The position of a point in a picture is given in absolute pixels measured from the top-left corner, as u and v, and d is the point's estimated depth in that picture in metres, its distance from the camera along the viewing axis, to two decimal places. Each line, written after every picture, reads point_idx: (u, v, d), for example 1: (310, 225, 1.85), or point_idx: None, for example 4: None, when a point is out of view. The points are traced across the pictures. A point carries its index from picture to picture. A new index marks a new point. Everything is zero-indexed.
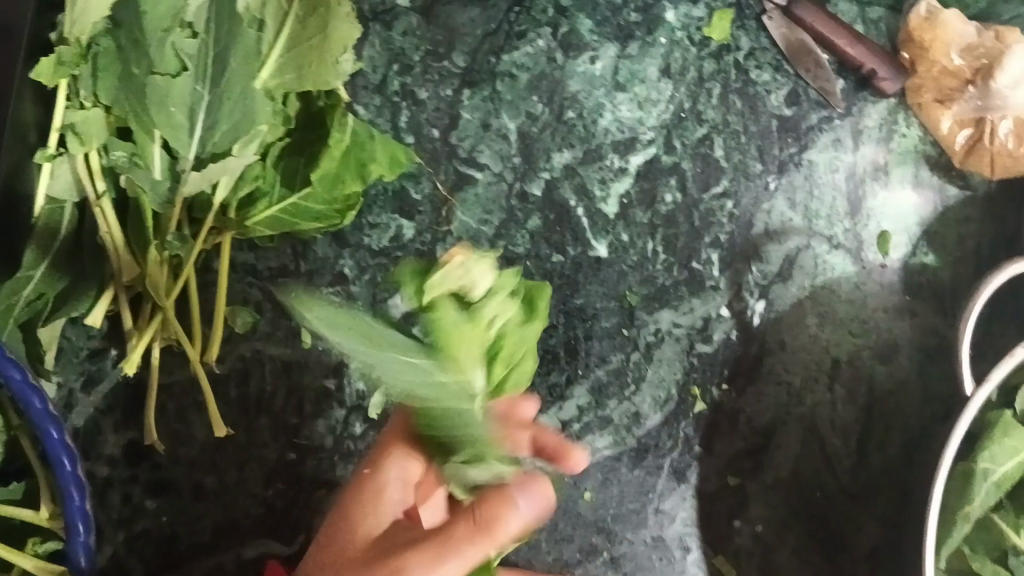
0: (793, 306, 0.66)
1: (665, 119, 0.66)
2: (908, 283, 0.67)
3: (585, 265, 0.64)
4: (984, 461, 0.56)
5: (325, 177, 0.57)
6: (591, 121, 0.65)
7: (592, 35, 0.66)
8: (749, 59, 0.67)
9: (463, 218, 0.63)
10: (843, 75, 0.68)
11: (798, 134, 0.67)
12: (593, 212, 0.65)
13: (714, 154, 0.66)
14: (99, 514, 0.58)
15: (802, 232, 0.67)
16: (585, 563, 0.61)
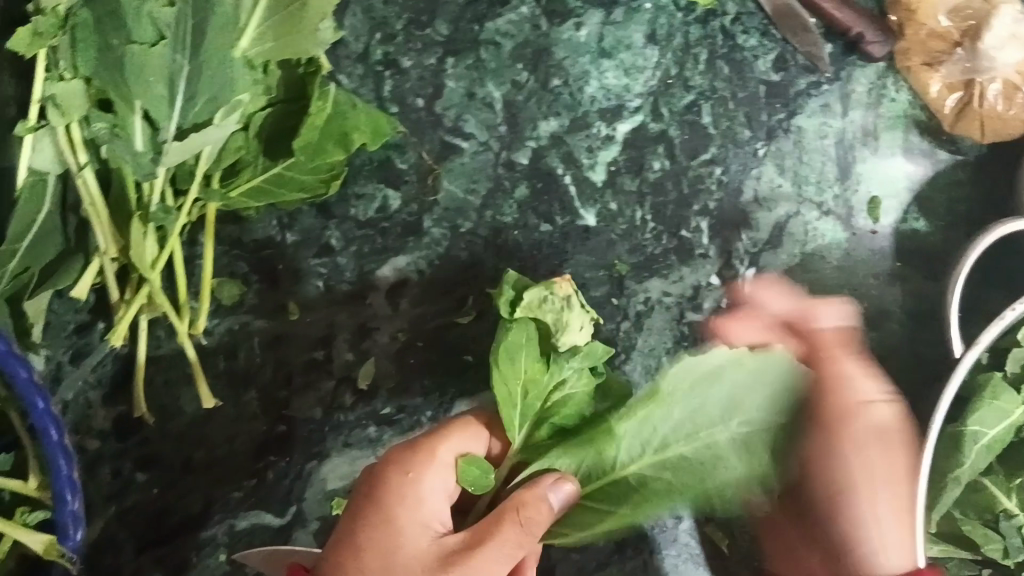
0: (782, 274, 0.65)
1: (651, 86, 0.66)
2: (898, 249, 0.67)
3: (574, 234, 0.63)
4: (974, 424, 0.57)
5: (309, 146, 0.57)
6: (578, 87, 0.65)
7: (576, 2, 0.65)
8: (736, 24, 0.67)
9: (451, 188, 0.63)
10: (831, 39, 0.67)
11: (786, 100, 0.67)
12: (581, 180, 0.64)
13: (702, 120, 0.66)
14: (88, 488, 0.57)
15: (791, 198, 0.66)
16: None
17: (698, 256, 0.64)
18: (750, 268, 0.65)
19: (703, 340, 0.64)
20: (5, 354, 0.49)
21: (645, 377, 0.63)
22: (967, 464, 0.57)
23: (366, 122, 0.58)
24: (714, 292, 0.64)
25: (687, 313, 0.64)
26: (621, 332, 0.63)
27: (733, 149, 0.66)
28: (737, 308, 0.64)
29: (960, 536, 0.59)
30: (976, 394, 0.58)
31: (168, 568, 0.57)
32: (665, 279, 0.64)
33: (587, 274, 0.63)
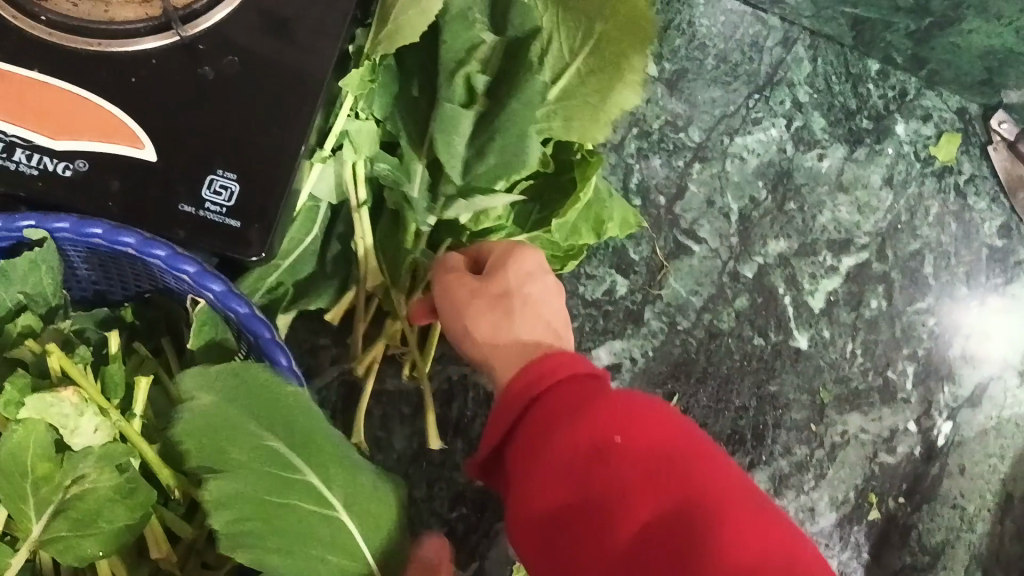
0: (936, 322, 0.67)
1: (693, 144, 0.67)
2: (937, 145, 0.69)
3: (679, 332, 0.64)
4: (869, 66, 0.70)
5: (566, 227, 0.60)
6: (728, 158, 0.67)
7: (668, 63, 0.68)
8: (749, 153, 0.67)
9: (676, 286, 0.65)
10: (671, 69, 0.68)
11: (730, 128, 0.68)
12: (711, 300, 0.65)
13: (726, 170, 0.67)
14: (403, 466, 0.60)
15: (997, 361, 0.67)
16: (988, 265, 0.68)
17: (896, 305, 0.66)
18: (931, 313, 0.67)
19: (845, 329, 0.65)
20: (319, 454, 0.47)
21: (910, 362, 0.66)
22: (893, 126, 0.69)
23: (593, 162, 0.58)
24: (878, 294, 0.66)
25: (860, 307, 0.66)
26: (756, 413, 0.64)
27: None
28: (895, 302, 0.66)
29: None
30: (863, 116, 0.69)
31: (774, 475, 0.63)
32: (833, 319, 0.66)
33: (717, 345, 0.64)
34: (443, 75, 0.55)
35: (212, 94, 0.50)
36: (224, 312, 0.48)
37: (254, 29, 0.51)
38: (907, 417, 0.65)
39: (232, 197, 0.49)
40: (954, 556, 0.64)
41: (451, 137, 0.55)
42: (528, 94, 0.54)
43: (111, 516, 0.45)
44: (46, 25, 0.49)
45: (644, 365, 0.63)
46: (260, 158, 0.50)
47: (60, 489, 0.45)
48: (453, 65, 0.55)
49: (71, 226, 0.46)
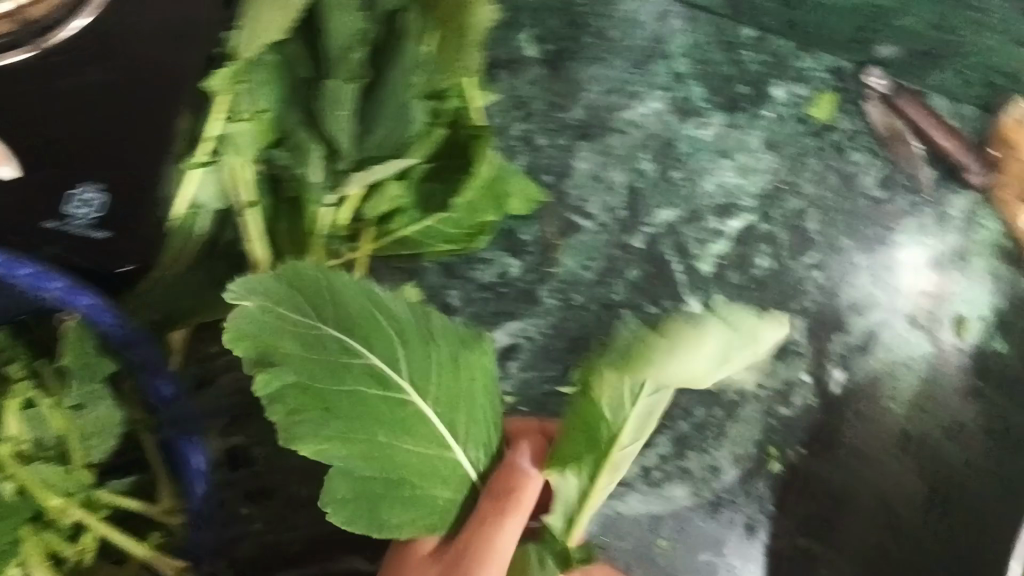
0: (822, 275, 0.69)
1: (578, 121, 0.68)
2: (815, 102, 0.71)
3: (576, 308, 0.65)
4: (745, 33, 0.71)
5: (465, 206, 0.61)
6: (611, 133, 0.68)
7: (549, 44, 0.69)
8: (633, 125, 0.69)
9: (569, 263, 0.66)
10: (550, 49, 0.69)
11: (613, 102, 0.69)
12: (606, 273, 0.66)
13: (611, 144, 0.68)
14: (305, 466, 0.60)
15: (886, 309, 0.69)
16: (872, 217, 0.70)
17: (781, 262, 0.69)
18: (817, 267, 0.69)
19: (736, 291, 0.67)
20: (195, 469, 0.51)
21: (798, 316, 0.68)
22: (772, 89, 0.70)
23: (483, 137, 0.60)
24: (764, 253, 0.68)
25: (748, 267, 0.68)
26: None
27: (922, 66, 0.70)
28: (782, 260, 0.69)
29: (907, 67, 0.71)
30: (742, 82, 0.70)
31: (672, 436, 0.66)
32: (723, 282, 0.67)
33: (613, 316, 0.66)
34: (330, 63, 0.55)
35: (76, 105, 0.51)
36: (93, 327, 0.49)
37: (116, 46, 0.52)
38: (799, 369, 0.68)
39: (102, 208, 0.51)
40: (858, 499, 0.66)
41: (333, 110, 0.56)
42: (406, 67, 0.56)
43: None
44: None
45: (543, 342, 0.65)
46: (129, 168, 0.52)
47: None
48: (338, 51, 0.55)
49: None
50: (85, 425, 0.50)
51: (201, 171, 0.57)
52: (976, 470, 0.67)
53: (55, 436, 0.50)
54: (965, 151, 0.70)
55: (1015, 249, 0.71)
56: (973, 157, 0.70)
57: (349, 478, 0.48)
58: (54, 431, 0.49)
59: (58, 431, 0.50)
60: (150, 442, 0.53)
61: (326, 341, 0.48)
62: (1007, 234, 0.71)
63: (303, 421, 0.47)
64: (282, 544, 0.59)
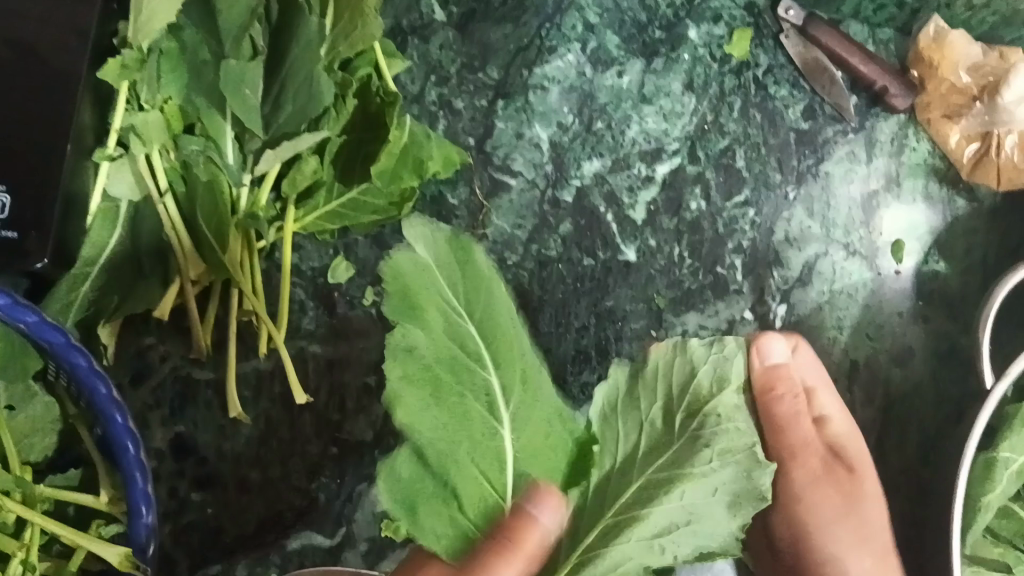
0: (756, 212, 0.69)
1: (496, 80, 0.68)
2: (732, 41, 0.71)
3: (510, 266, 0.65)
4: None
5: (385, 172, 0.60)
6: (531, 90, 0.68)
7: (456, 7, 0.68)
8: (552, 80, 0.68)
9: (500, 223, 0.66)
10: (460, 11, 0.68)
11: (529, 59, 0.68)
12: (538, 229, 0.66)
13: (532, 102, 0.68)
14: (251, 452, 0.59)
15: (820, 239, 0.69)
16: (800, 151, 0.70)
17: (714, 202, 0.68)
18: (750, 205, 0.69)
19: (669, 236, 0.67)
20: (122, 430, 0.47)
21: (737, 254, 0.68)
22: (687, 31, 0.70)
23: (393, 102, 0.58)
24: (696, 195, 0.68)
25: (681, 210, 0.68)
26: (597, 330, 0.65)
27: None
28: (713, 200, 0.68)
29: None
30: (657, 27, 0.70)
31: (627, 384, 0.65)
32: (657, 227, 0.67)
33: (549, 272, 0.65)
34: (227, 41, 0.55)
35: None
36: (13, 325, 0.47)
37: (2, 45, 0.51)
38: (742, 306, 0.67)
39: (5, 206, 0.50)
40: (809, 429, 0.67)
41: (238, 88, 0.55)
42: (306, 37, 0.55)
43: None
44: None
45: None
46: (27, 165, 0.50)
47: None
48: (236, 29, 0.55)
49: None
50: (22, 425, 0.49)
51: (110, 166, 0.56)
52: (920, 390, 0.68)
53: None
54: (886, 76, 0.69)
55: (946, 170, 0.71)
56: (894, 81, 0.69)
57: (419, 469, 0.46)
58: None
59: None
60: (87, 435, 0.50)
61: (466, 338, 0.47)
62: (936, 154, 0.71)
63: (418, 403, 0.46)
64: (234, 530, 0.58)
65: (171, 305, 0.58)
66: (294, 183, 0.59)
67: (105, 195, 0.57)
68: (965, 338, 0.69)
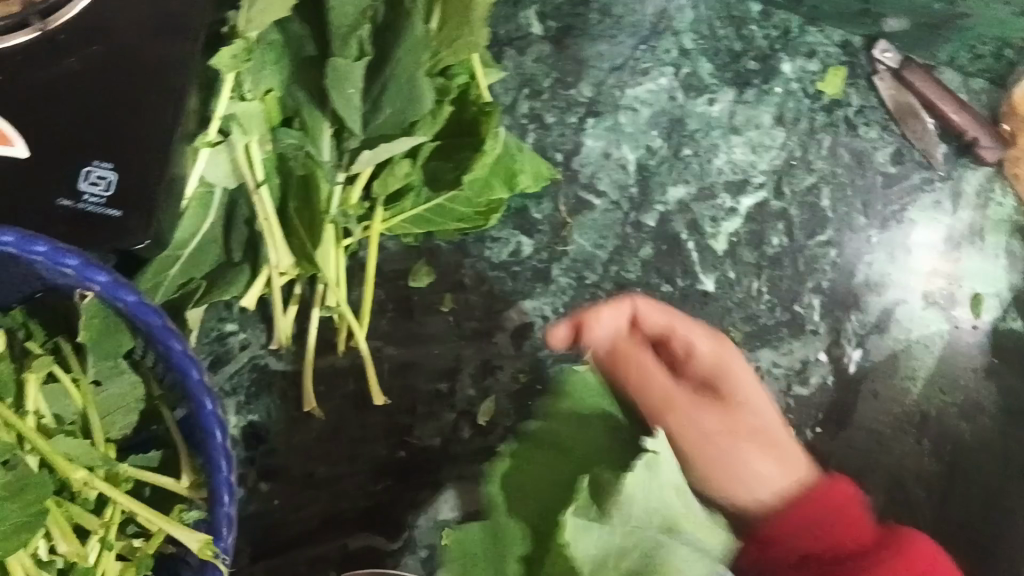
0: (836, 253, 0.68)
1: (587, 97, 0.68)
2: (823, 76, 0.70)
3: (588, 285, 0.65)
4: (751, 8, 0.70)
5: (477, 181, 0.60)
6: (621, 111, 0.68)
7: (554, 22, 0.68)
8: (642, 102, 0.68)
9: (581, 242, 0.65)
10: (555, 20, 0.68)
11: (621, 78, 0.68)
12: (619, 249, 0.66)
13: (620, 122, 0.68)
14: (321, 446, 0.59)
15: (900, 286, 0.68)
16: (886, 197, 0.70)
17: (795, 237, 0.68)
18: (832, 246, 0.68)
19: (748, 268, 0.67)
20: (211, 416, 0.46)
21: (815, 292, 0.67)
22: (781, 65, 0.70)
23: (492, 111, 0.59)
24: (778, 230, 0.68)
25: (762, 245, 0.67)
26: None
27: (930, 38, 0.69)
28: (794, 237, 0.68)
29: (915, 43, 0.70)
30: (750, 58, 0.70)
31: None
32: (737, 260, 0.67)
33: (626, 295, 0.65)
34: (335, 40, 0.55)
35: (82, 83, 0.50)
36: (112, 302, 0.47)
37: (125, 20, 0.51)
38: (815, 346, 0.66)
39: (111, 184, 0.49)
40: (873, 476, 0.65)
41: (340, 88, 0.55)
42: (414, 42, 0.55)
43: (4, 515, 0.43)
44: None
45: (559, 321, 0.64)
46: (136, 147, 0.49)
47: None
48: (344, 29, 0.54)
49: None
50: (107, 401, 0.50)
51: (209, 153, 0.56)
52: (991, 448, 0.67)
53: (80, 412, 0.50)
54: (975, 127, 0.69)
55: None
56: (984, 133, 0.69)
57: None
58: (77, 406, 0.50)
59: (81, 405, 0.49)
60: (170, 416, 0.50)
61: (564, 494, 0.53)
62: None
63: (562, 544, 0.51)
64: (297, 524, 0.58)
65: (257, 296, 0.59)
66: (388, 184, 0.59)
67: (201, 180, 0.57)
68: None
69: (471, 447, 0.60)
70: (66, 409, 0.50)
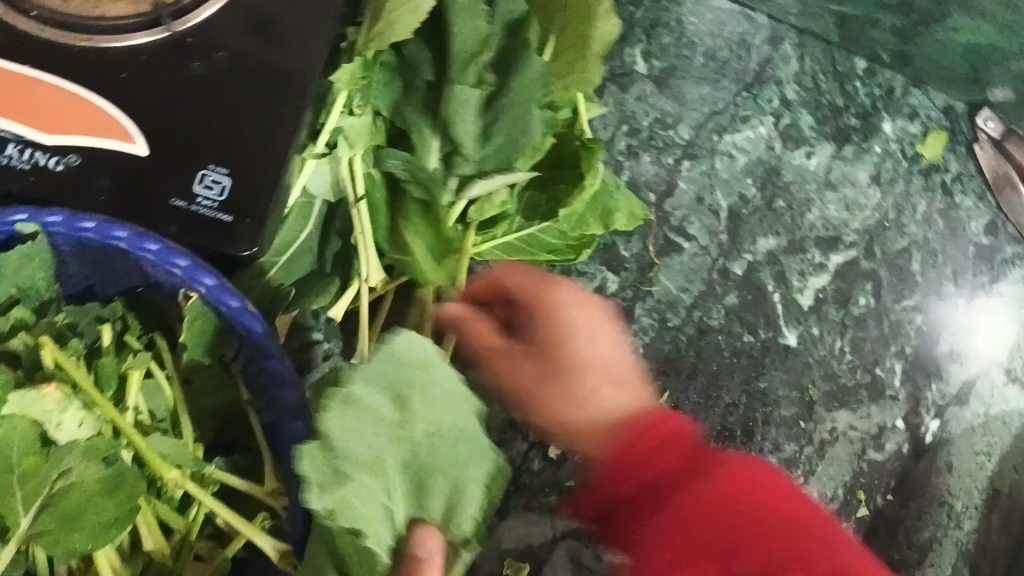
0: (922, 319, 0.67)
1: (686, 140, 0.68)
2: (924, 140, 0.70)
3: (670, 328, 0.64)
4: (855, 66, 0.71)
5: (572, 216, 0.60)
6: (717, 156, 0.68)
7: (658, 62, 0.68)
8: (739, 148, 0.68)
9: (667, 283, 0.65)
10: (659, 60, 0.69)
11: (721, 123, 0.68)
12: (704, 295, 0.65)
13: (716, 168, 0.67)
14: None
15: (983, 359, 0.67)
16: (975, 268, 0.69)
17: (883, 298, 0.67)
18: (919, 311, 0.67)
19: (833, 326, 0.66)
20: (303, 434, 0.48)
21: (897, 357, 0.66)
22: (881, 125, 0.70)
23: (597, 149, 0.58)
24: (866, 291, 0.67)
25: (848, 304, 0.67)
26: (747, 406, 0.64)
27: None
28: (882, 299, 0.67)
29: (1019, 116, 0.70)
30: (851, 114, 0.70)
31: None
32: (822, 316, 0.66)
33: (707, 341, 0.65)
34: (455, 63, 0.55)
35: (210, 85, 0.51)
36: (215, 306, 0.49)
37: (259, 26, 0.52)
38: (893, 411, 0.65)
39: (225, 190, 0.49)
40: (944, 551, 0.64)
41: (457, 114, 0.55)
42: (531, 76, 0.56)
43: (99, 509, 0.45)
44: (53, 25, 0.50)
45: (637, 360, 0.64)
46: (254, 154, 0.50)
47: (46, 483, 0.45)
48: (464, 56, 0.55)
49: (96, 226, 0.47)
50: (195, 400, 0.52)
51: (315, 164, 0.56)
52: None
53: (170, 410, 0.51)
54: None
55: None
56: None
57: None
58: (168, 403, 0.51)
59: (173, 402, 0.51)
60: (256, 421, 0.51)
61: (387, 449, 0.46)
62: None
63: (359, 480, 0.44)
64: None
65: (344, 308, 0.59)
66: (485, 209, 0.59)
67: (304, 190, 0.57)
68: None
69: (540, 479, 0.60)
70: (158, 405, 0.51)
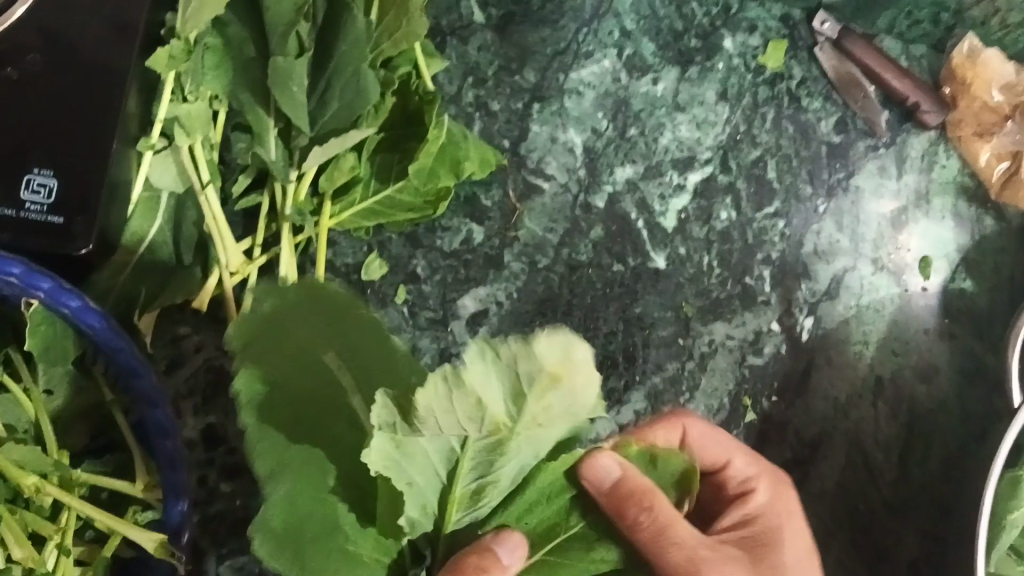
0: (785, 224, 0.69)
1: (532, 83, 0.68)
2: (766, 50, 0.71)
3: (541, 269, 0.65)
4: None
5: (423, 170, 0.60)
6: (566, 95, 0.68)
7: (495, 9, 0.68)
8: (587, 84, 0.69)
9: (532, 227, 0.66)
10: (497, 7, 0.69)
11: (565, 62, 0.69)
12: (569, 231, 0.66)
13: (565, 106, 0.68)
14: None
15: (849, 253, 0.69)
16: (831, 166, 0.70)
17: (743, 210, 0.69)
18: (780, 217, 0.69)
19: (698, 244, 0.68)
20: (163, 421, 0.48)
21: (765, 264, 0.68)
22: (724, 40, 0.71)
23: (433, 100, 0.59)
24: (726, 204, 0.69)
25: (710, 220, 0.68)
26: (623, 336, 0.65)
27: (870, 8, 0.70)
28: (742, 210, 0.69)
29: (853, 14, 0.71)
30: (692, 35, 0.71)
31: (651, 392, 0.65)
32: (687, 235, 0.68)
33: (577, 275, 0.66)
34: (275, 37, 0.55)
35: (22, 92, 0.51)
36: (58, 311, 0.48)
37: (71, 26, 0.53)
38: (768, 317, 0.67)
39: (52, 193, 0.50)
40: (832, 442, 0.66)
41: (285, 86, 0.55)
42: (355, 36, 0.55)
43: None
44: None
45: (512, 304, 0.64)
46: (78, 150, 0.51)
47: None
48: (283, 27, 0.55)
49: None
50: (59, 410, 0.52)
51: (154, 157, 0.57)
52: (946, 407, 0.68)
53: (32, 422, 0.52)
54: (918, 92, 0.69)
55: (973, 189, 0.71)
56: (927, 96, 0.70)
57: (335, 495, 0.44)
58: (27, 415, 0.52)
59: (32, 414, 0.52)
60: (123, 420, 0.51)
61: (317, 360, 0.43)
62: (966, 172, 0.71)
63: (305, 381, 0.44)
64: None
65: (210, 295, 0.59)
66: (337, 176, 0.59)
67: (145, 185, 0.57)
68: (990, 357, 0.69)
69: None
70: (18, 416, 0.52)
